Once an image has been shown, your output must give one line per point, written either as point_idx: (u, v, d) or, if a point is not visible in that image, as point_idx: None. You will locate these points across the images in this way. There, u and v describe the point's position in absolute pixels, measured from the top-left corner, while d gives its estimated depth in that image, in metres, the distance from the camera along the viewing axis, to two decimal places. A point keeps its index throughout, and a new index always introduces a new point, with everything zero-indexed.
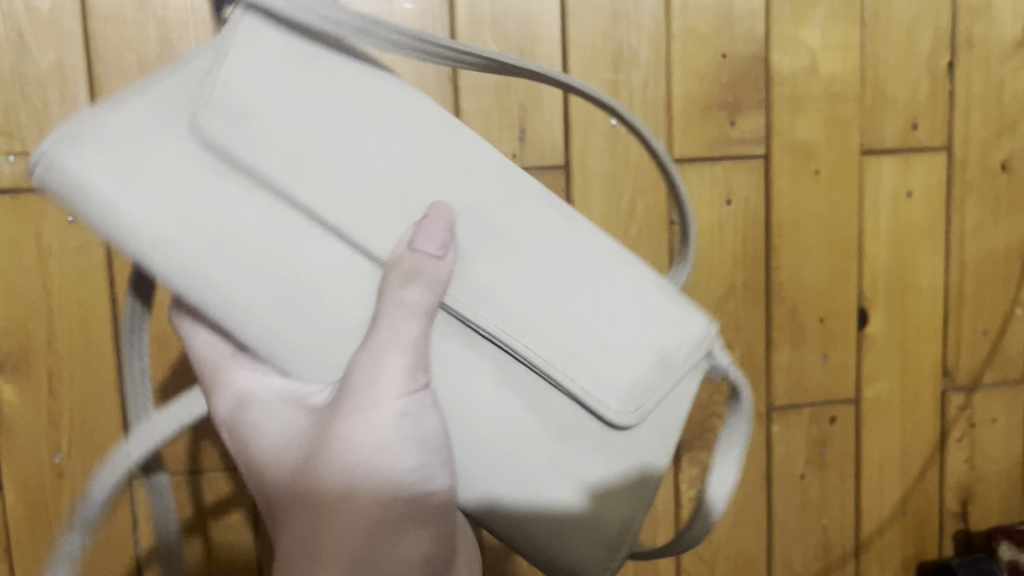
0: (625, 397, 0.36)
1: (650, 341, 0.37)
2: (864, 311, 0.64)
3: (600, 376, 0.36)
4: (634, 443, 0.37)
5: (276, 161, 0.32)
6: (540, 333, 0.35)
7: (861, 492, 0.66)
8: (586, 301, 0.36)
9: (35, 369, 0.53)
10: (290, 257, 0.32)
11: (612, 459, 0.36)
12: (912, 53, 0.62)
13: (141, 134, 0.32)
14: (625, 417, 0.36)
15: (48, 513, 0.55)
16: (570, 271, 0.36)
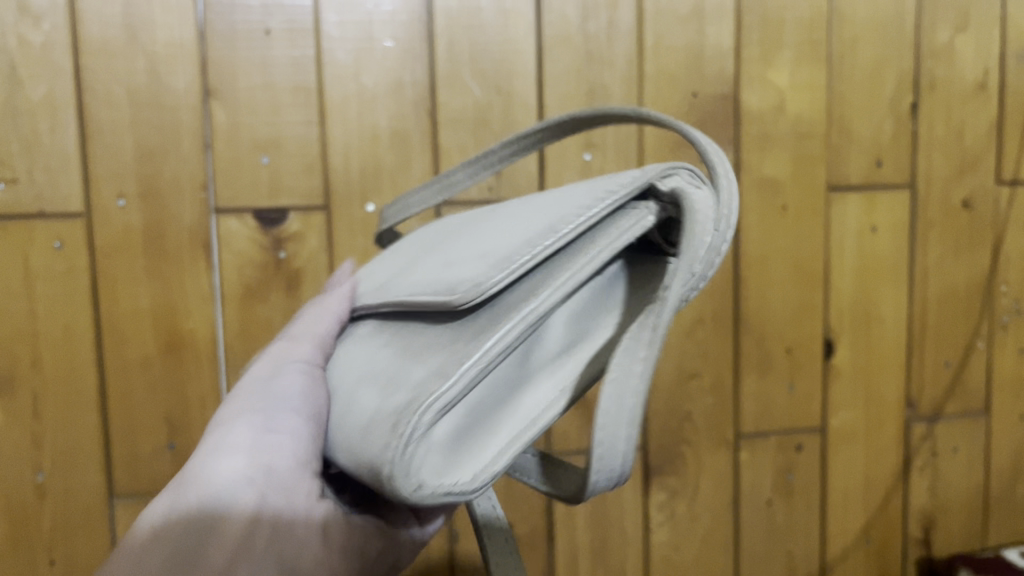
0: (474, 276, 0.28)
1: (544, 212, 0.31)
2: (830, 342, 0.66)
3: (455, 278, 0.29)
4: (483, 329, 0.27)
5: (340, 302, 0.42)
6: (417, 284, 0.32)
7: (826, 518, 0.68)
8: (473, 238, 0.33)
9: (20, 390, 0.55)
10: None
11: (448, 355, 0.27)
12: (876, 93, 0.64)
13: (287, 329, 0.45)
14: (460, 292, 0.28)
15: (28, 531, 0.56)
16: (483, 228, 0.33)
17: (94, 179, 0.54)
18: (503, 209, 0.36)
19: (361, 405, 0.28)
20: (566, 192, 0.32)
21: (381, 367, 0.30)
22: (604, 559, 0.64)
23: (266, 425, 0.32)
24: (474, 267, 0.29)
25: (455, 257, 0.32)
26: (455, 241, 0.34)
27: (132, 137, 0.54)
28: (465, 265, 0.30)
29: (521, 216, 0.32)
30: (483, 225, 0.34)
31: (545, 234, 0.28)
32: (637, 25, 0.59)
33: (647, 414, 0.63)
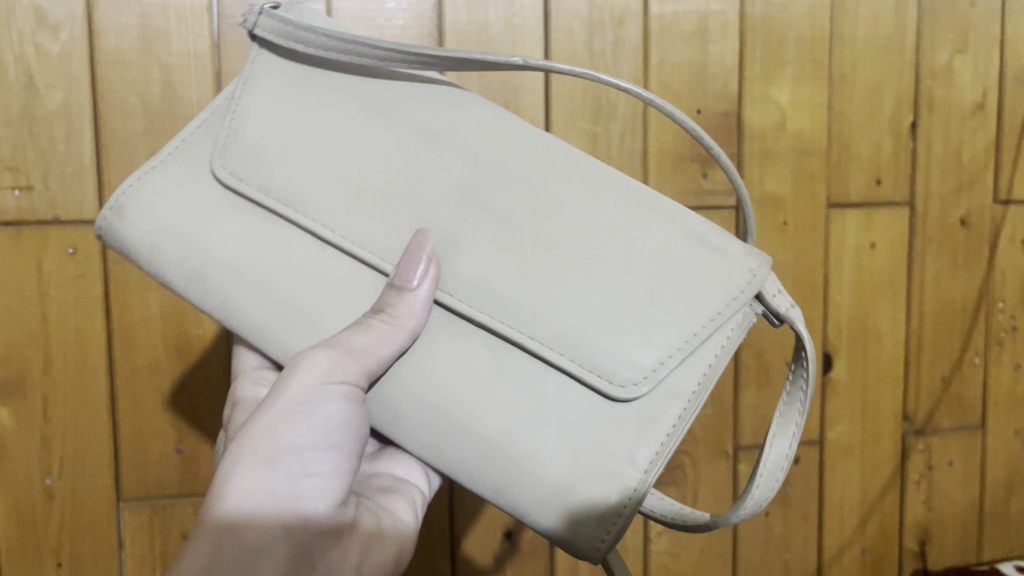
0: (627, 364, 0.36)
1: (652, 292, 0.38)
2: (828, 355, 0.67)
3: (599, 350, 0.37)
4: (650, 407, 0.37)
5: (284, 184, 0.40)
6: (531, 316, 0.37)
7: (822, 530, 0.69)
8: (572, 276, 0.38)
9: (31, 394, 0.56)
10: (286, 277, 0.39)
11: (624, 432, 0.36)
12: (876, 112, 0.65)
13: (181, 180, 0.40)
14: (627, 386, 0.36)
15: (36, 533, 0.57)
16: (565, 254, 0.38)
17: (108, 187, 0.55)
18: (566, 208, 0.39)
19: (524, 466, 0.36)
20: (664, 253, 0.39)
21: (529, 419, 0.36)
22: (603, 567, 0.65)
23: (307, 464, 0.34)
24: (628, 353, 0.37)
25: (570, 304, 0.37)
26: (535, 246, 0.38)
27: (146, 146, 0.55)
28: (596, 331, 0.37)
29: (615, 266, 0.38)
30: (562, 241, 0.39)
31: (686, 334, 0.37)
32: (642, 43, 0.60)
33: None
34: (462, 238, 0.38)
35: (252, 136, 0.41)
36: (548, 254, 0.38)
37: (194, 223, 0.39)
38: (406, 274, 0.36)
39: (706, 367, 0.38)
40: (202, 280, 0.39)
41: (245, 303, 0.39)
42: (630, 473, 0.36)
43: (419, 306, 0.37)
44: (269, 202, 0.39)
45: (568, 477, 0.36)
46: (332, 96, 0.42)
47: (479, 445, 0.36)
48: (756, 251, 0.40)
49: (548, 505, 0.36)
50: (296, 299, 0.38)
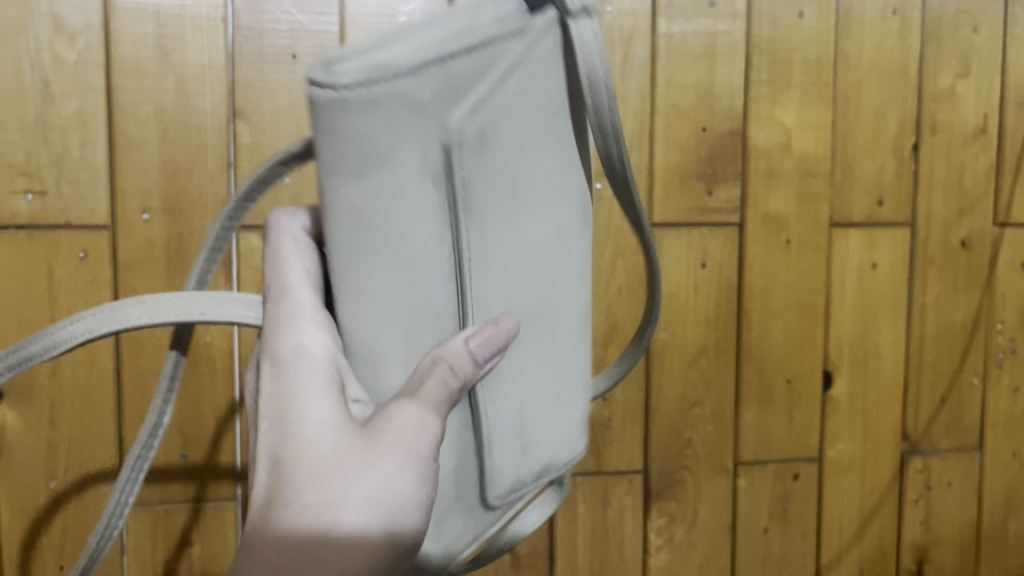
0: (516, 485, 0.39)
1: (558, 437, 0.41)
2: (829, 374, 0.67)
3: (515, 463, 0.39)
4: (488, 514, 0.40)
5: (471, 209, 0.34)
6: (499, 415, 0.37)
7: (820, 548, 0.69)
8: (534, 390, 0.39)
9: (38, 397, 0.56)
10: (418, 298, 0.34)
11: (467, 521, 0.39)
12: (879, 134, 0.66)
13: (413, 108, 0.30)
14: (500, 500, 0.39)
15: (40, 536, 0.57)
16: (541, 369, 0.39)
17: (120, 194, 0.56)
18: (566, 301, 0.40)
19: None
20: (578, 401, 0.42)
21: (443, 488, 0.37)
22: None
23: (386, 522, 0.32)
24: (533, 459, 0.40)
25: (526, 420, 0.39)
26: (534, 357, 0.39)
27: (158, 154, 0.56)
28: (518, 448, 0.39)
29: (558, 400, 0.41)
30: (542, 354, 0.39)
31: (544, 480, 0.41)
32: (650, 62, 0.61)
33: (650, 440, 0.65)
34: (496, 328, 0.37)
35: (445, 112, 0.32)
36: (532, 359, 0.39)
37: (388, 156, 0.31)
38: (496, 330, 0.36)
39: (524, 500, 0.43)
40: (373, 230, 0.31)
41: (394, 299, 0.33)
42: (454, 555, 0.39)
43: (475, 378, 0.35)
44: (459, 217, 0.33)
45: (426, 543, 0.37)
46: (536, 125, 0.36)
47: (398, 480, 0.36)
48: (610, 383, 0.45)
49: None
50: (423, 323, 0.34)
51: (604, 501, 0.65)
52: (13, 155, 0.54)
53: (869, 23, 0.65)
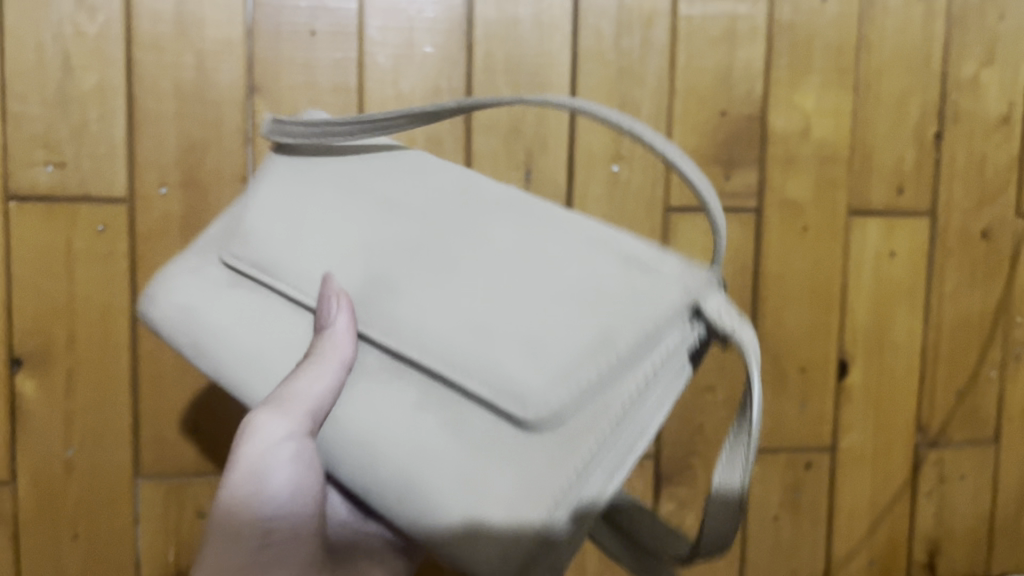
0: (540, 392, 0.34)
1: (567, 318, 0.35)
2: (843, 363, 0.67)
3: (514, 381, 0.34)
4: (563, 438, 0.34)
5: (267, 256, 0.43)
6: (445, 348, 0.36)
7: (831, 537, 0.69)
8: (507, 309, 0.36)
9: (55, 367, 0.57)
10: (266, 341, 0.42)
11: (532, 455, 0.34)
12: (900, 121, 0.65)
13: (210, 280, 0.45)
14: (535, 415, 0.34)
15: (55, 505, 0.58)
16: (489, 285, 0.37)
17: (138, 167, 0.56)
18: (494, 238, 0.39)
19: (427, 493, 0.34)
20: (596, 283, 0.36)
21: (450, 452, 0.35)
22: None
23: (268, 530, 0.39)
24: (531, 379, 0.34)
25: (494, 323, 0.36)
26: (469, 280, 0.37)
27: (176, 129, 0.56)
28: (512, 352, 0.35)
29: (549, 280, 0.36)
30: (499, 276, 0.37)
31: (609, 354, 0.35)
32: (669, 45, 0.61)
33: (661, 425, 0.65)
34: (398, 279, 0.39)
35: (188, 290, 0.46)
36: (473, 287, 0.37)
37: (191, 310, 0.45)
38: (324, 313, 0.39)
39: (627, 398, 0.35)
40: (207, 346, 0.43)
41: (229, 361, 0.42)
42: (502, 497, 0.33)
43: (342, 338, 0.38)
44: (254, 272, 0.43)
45: (476, 501, 0.34)
46: (325, 172, 0.46)
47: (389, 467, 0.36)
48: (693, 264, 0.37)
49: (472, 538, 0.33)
50: (261, 355, 0.42)
51: None
52: (34, 127, 0.55)
53: (892, 9, 0.64)
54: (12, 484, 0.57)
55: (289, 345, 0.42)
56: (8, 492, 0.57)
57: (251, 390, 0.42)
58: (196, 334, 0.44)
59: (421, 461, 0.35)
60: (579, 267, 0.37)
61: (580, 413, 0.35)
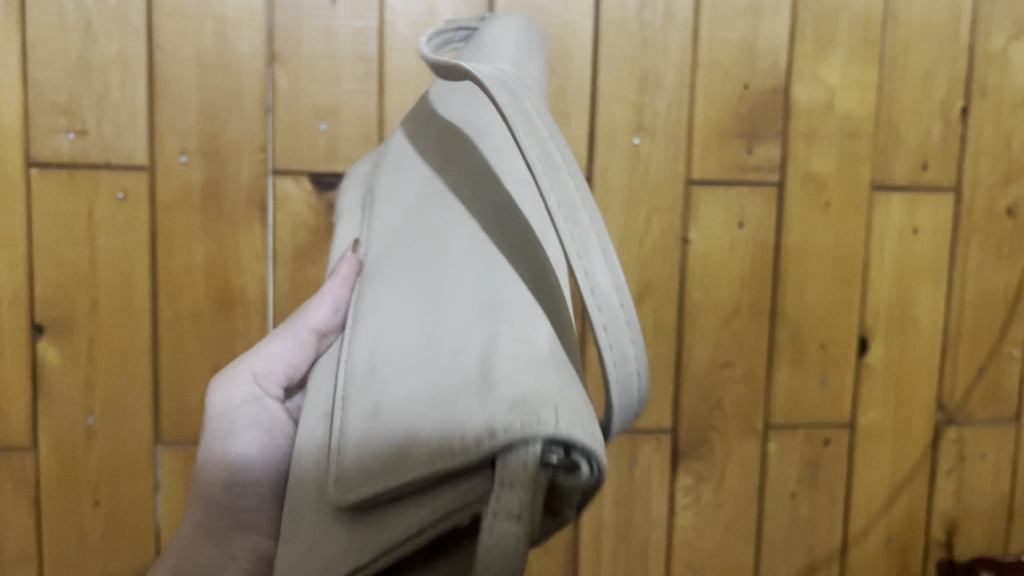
0: (352, 464, 0.29)
1: (427, 372, 0.29)
2: (864, 339, 0.66)
3: (348, 440, 0.30)
4: (371, 519, 0.28)
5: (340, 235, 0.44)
6: (343, 388, 0.33)
7: (849, 514, 0.69)
8: (399, 358, 0.31)
9: (77, 334, 0.57)
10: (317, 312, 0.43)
11: (343, 529, 0.29)
12: (927, 95, 0.64)
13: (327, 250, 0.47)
14: (337, 485, 0.29)
15: (77, 471, 0.58)
16: (406, 322, 0.33)
17: (159, 135, 0.56)
18: (435, 287, 0.33)
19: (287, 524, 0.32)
20: (472, 346, 0.29)
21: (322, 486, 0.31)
22: (627, 539, 0.66)
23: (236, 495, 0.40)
24: (355, 444, 0.29)
25: (382, 372, 0.31)
26: (390, 327, 0.33)
27: (197, 97, 0.56)
28: (378, 396, 0.30)
29: (442, 337, 0.31)
30: (420, 316, 0.32)
31: (414, 436, 0.27)
32: (693, 15, 0.60)
33: (679, 399, 0.64)
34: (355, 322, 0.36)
35: None
36: (392, 330, 0.33)
37: None
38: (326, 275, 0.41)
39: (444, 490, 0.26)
40: None
41: None
42: (307, 559, 0.29)
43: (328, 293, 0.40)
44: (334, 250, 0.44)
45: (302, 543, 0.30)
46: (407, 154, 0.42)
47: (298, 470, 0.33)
48: (553, 418, 0.24)
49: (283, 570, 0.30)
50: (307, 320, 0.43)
51: (631, 458, 0.65)
52: (55, 94, 0.55)
53: None
54: (35, 449, 0.58)
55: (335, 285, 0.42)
56: (30, 457, 0.58)
57: None
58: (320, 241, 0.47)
59: (293, 475, 0.33)
60: (468, 342, 0.30)
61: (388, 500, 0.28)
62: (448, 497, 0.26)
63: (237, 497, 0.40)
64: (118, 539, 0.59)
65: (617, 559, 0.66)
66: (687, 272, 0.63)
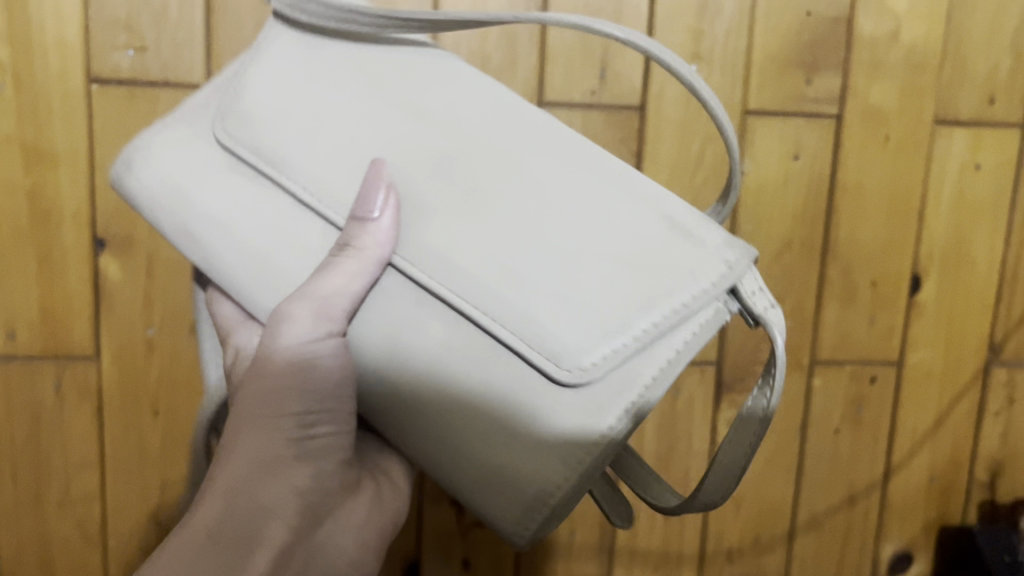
0: (581, 352, 0.36)
1: (610, 266, 0.37)
2: (916, 278, 0.66)
3: (549, 332, 0.36)
4: (607, 391, 0.36)
5: (275, 146, 0.40)
6: (486, 291, 0.37)
7: (891, 452, 0.69)
8: (547, 249, 0.37)
9: (136, 249, 0.59)
10: (275, 242, 0.40)
11: (577, 410, 0.36)
12: (998, 27, 0.62)
13: (192, 151, 0.42)
14: (573, 371, 0.36)
15: (137, 381, 0.60)
16: (518, 209, 0.38)
17: (215, 55, 0.57)
18: (527, 170, 0.39)
19: (472, 430, 0.37)
20: (634, 237, 0.38)
21: (495, 383, 0.36)
22: (668, 468, 0.67)
23: (309, 423, 0.38)
24: (571, 336, 0.36)
25: (523, 266, 0.37)
26: (511, 211, 0.38)
27: (254, 17, 0.56)
28: (555, 291, 0.37)
29: (585, 220, 0.38)
30: (540, 207, 0.38)
31: (636, 321, 0.36)
32: None
33: (725, 332, 0.64)
34: (425, 202, 0.39)
35: (173, 160, 0.42)
36: (511, 219, 0.38)
37: (186, 195, 0.41)
38: (367, 206, 0.38)
39: (664, 348, 0.37)
40: (200, 235, 0.41)
41: (234, 264, 0.40)
42: (559, 461, 0.36)
43: (384, 237, 0.37)
44: (263, 163, 0.40)
45: (524, 446, 0.36)
46: (339, 58, 0.42)
47: (454, 398, 0.37)
48: (738, 240, 0.39)
49: (522, 471, 0.36)
50: (269, 255, 0.40)
51: (675, 389, 0.65)
52: (116, 11, 0.55)
53: None
54: (96, 360, 0.60)
55: (302, 229, 0.40)
56: (92, 367, 0.60)
57: (254, 294, 0.40)
58: (193, 226, 0.41)
59: (443, 376, 0.37)
60: (630, 222, 0.38)
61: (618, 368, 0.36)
62: (678, 340, 0.37)
63: (306, 433, 0.38)
64: (175, 448, 0.62)
65: None
66: (739, 205, 0.62)
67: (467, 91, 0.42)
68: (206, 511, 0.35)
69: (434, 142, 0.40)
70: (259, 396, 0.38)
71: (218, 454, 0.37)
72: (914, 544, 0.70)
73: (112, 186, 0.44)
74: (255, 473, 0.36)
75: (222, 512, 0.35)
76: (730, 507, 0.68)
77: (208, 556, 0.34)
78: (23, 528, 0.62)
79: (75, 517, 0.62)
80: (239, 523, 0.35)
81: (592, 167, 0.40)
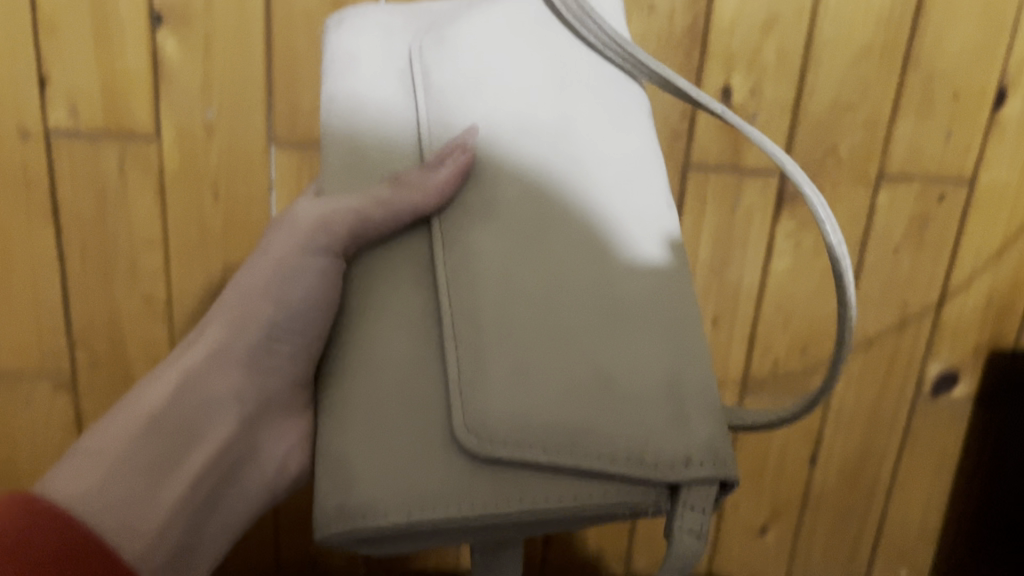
0: (497, 416, 0.34)
1: (585, 344, 0.36)
2: (1003, 91, 0.62)
3: (490, 379, 0.35)
4: (477, 485, 0.34)
5: (438, 79, 0.42)
6: (472, 295, 0.36)
7: (951, 271, 0.67)
8: (545, 300, 0.36)
9: (194, 28, 0.57)
10: (373, 139, 0.41)
11: (441, 477, 0.34)
12: None
13: (381, 37, 0.44)
14: (468, 440, 0.34)
15: (198, 165, 0.61)
16: (538, 255, 0.37)
17: None
18: (582, 212, 0.38)
19: (357, 426, 0.35)
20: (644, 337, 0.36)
21: (425, 393, 0.36)
22: (721, 279, 0.67)
23: (273, 340, 0.42)
24: (502, 398, 0.35)
25: (521, 316, 0.36)
26: (538, 258, 0.37)
27: None
28: (534, 353, 0.35)
29: (593, 298, 0.37)
30: (566, 267, 0.37)
31: (582, 414, 0.34)
32: None
33: (792, 140, 0.63)
34: (494, 204, 0.39)
35: (364, 37, 0.44)
36: (528, 259, 0.37)
37: (349, 59, 0.43)
38: (438, 161, 0.39)
39: (580, 478, 0.34)
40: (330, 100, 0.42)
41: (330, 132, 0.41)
42: (386, 503, 0.34)
43: (432, 186, 0.38)
44: (419, 84, 0.42)
45: (374, 481, 0.34)
46: (552, 40, 0.43)
47: (377, 397, 0.36)
48: (729, 455, 0.34)
49: (358, 483, 0.34)
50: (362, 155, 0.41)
51: (735, 198, 0.64)
52: None
53: None
54: (158, 141, 0.60)
55: (398, 148, 0.41)
56: (154, 149, 0.60)
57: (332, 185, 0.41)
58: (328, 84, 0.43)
59: (377, 370, 0.36)
60: (647, 321, 0.36)
61: (512, 468, 0.34)
62: (594, 487, 0.34)
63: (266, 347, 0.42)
64: (235, 232, 0.63)
65: (706, 300, 0.67)
66: (820, 3, 0.59)
67: (614, 137, 0.41)
68: (155, 393, 0.41)
69: (534, 157, 0.39)
70: (249, 295, 0.43)
71: (196, 331, 0.44)
72: (961, 363, 0.71)
73: (327, 25, 0.46)
74: (205, 371, 0.42)
75: (168, 399, 0.41)
76: (780, 319, 0.68)
77: (148, 437, 0.40)
78: (93, 302, 0.65)
79: (141, 294, 0.65)
80: (180, 414, 0.41)
81: (644, 253, 0.38)
